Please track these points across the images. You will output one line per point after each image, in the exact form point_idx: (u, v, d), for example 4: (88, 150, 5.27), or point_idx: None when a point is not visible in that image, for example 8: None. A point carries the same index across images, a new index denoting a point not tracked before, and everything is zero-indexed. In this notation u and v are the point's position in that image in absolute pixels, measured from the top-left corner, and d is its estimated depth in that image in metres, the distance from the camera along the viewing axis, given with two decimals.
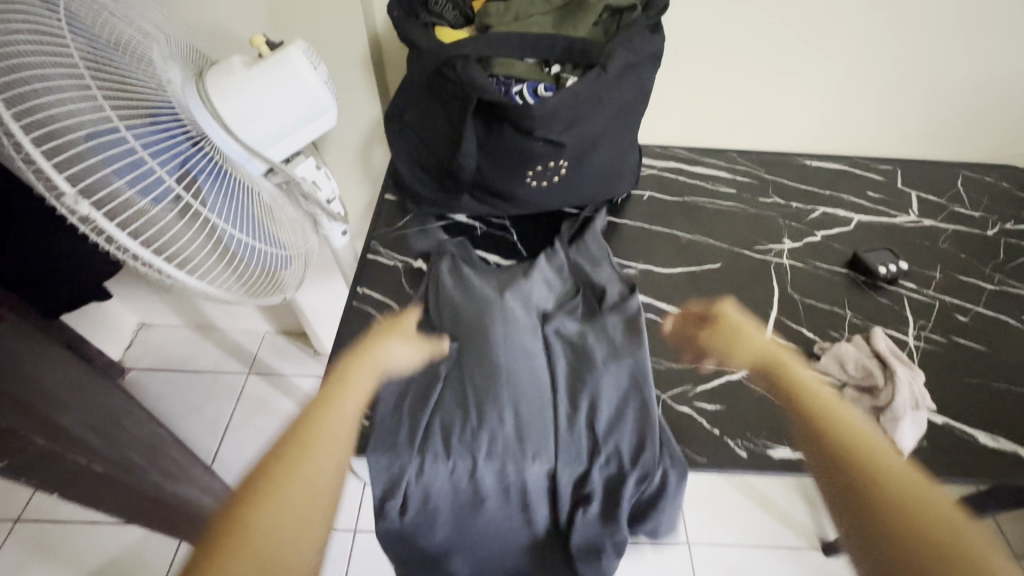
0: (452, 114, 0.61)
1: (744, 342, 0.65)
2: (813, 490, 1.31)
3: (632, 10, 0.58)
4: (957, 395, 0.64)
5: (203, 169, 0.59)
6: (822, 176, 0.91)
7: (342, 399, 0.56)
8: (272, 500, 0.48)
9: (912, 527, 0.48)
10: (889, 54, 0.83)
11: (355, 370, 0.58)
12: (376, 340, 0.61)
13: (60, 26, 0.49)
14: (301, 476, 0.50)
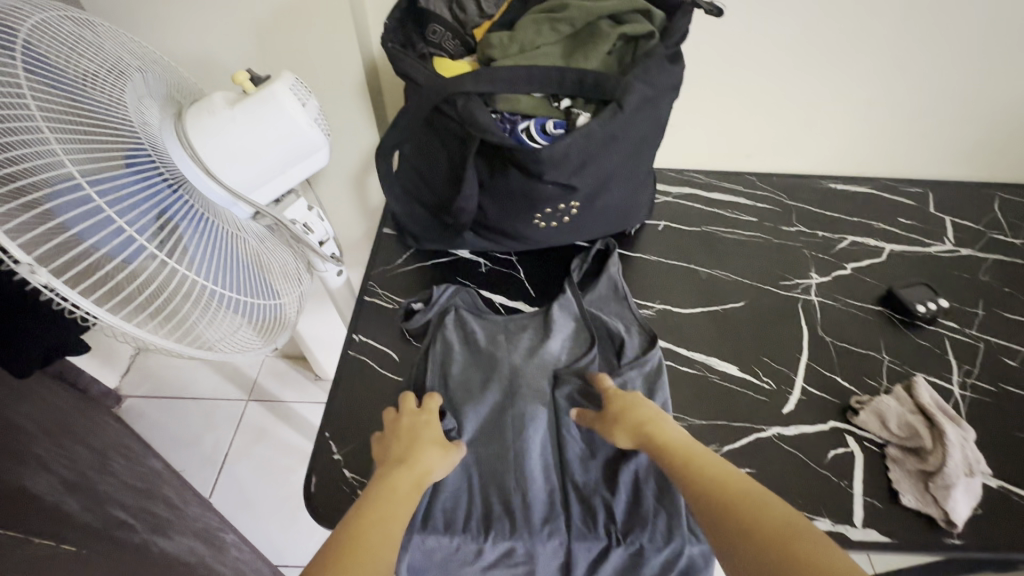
0: (452, 152, 0.56)
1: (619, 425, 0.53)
2: None
3: (648, 37, 0.52)
4: (1010, 453, 0.58)
5: (187, 215, 0.55)
6: (849, 201, 0.86)
7: (388, 511, 0.44)
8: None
9: (749, 524, 0.40)
10: (921, 72, 0.77)
11: (399, 481, 0.47)
12: (416, 448, 0.51)
13: (20, 66, 0.45)
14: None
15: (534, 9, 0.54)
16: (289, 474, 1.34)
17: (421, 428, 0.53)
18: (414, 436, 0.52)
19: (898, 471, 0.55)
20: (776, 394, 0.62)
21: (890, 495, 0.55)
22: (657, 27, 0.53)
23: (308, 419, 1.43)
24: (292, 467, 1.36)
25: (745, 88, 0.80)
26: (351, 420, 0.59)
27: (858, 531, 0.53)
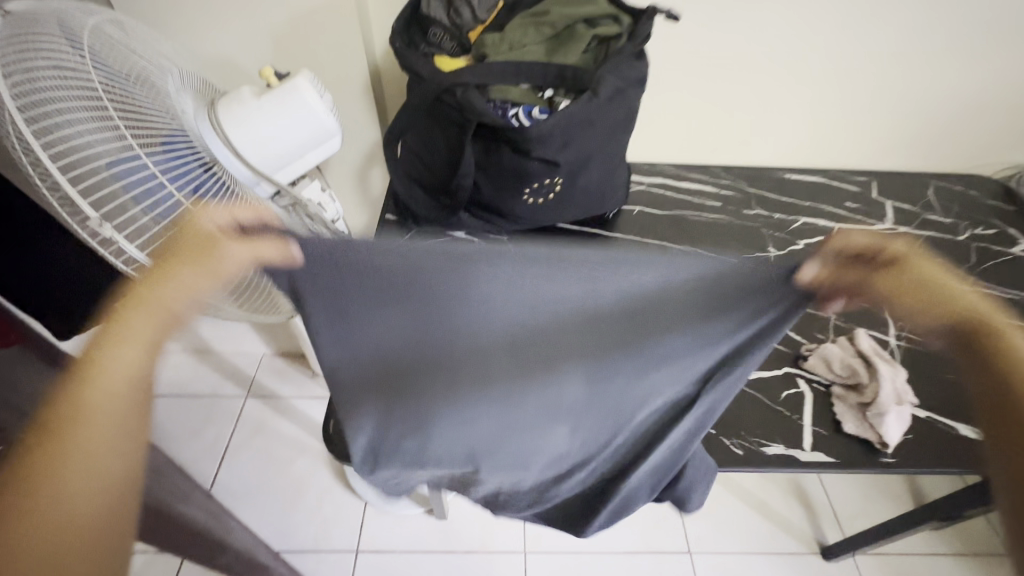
0: (452, 137, 0.65)
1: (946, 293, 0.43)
2: (810, 495, 1.33)
3: (618, 38, 0.62)
4: (938, 390, 0.68)
5: (216, 193, 0.61)
6: (803, 188, 0.96)
7: (118, 347, 0.42)
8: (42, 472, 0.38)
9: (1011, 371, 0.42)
10: (857, 74, 0.88)
11: (167, 298, 0.43)
12: (182, 246, 0.43)
13: (86, 65, 0.53)
14: (78, 459, 0.39)
15: (521, 15, 0.64)
16: (288, 465, 1.38)
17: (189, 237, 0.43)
18: (181, 246, 0.43)
19: (840, 405, 0.64)
20: None
21: (833, 425, 0.63)
22: (624, 30, 0.63)
23: (307, 413, 1.48)
24: (291, 458, 1.40)
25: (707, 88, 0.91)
26: None
27: (807, 454, 0.61)
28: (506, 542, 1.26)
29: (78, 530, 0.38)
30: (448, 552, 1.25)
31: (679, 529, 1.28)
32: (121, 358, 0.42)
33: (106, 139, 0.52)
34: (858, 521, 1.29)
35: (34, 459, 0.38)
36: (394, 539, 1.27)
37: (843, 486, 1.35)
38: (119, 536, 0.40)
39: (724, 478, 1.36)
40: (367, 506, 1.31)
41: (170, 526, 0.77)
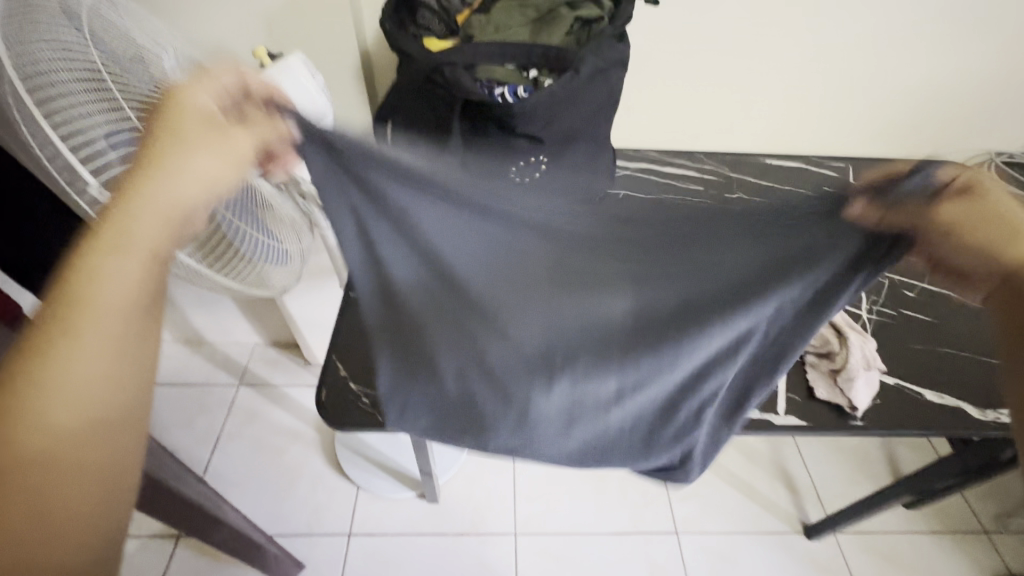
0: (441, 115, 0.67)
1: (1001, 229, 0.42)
2: (794, 477, 1.37)
3: (599, 20, 0.65)
4: (907, 359, 0.71)
5: None
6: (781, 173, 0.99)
7: (103, 273, 0.41)
8: (41, 388, 0.37)
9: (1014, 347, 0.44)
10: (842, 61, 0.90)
11: (151, 188, 0.43)
12: (181, 123, 0.45)
13: (87, 44, 0.54)
14: (66, 369, 0.38)
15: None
16: (281, 452, 1.40)
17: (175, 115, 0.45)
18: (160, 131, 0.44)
19: (813, 371, 0.67)
20: None
21: (806, 392, 0.66)
22: (606, 12, 0.66)
23: (300, 402, 1.49)
24: (283, 445, 1.41)
25: None
26: (355, 345, 0.70)
27: (781, 418, 0.64)
28: (497, 525, 1.28)
29: (89, 426, 0.38)
30: (440, 535, 1.27)
31: (666, 511, 1.30)
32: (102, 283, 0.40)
33: (103, 115, 0.55)
34: (840, 501, 1.32)
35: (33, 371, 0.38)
36: (387, 523, 1.29)
37: (826, 467, 1.38)
38: (136, 421, 0.41)
39: (711, 461, 1.39)
40: (360, 492, 1.33)
41: (163, 501, 0.79)
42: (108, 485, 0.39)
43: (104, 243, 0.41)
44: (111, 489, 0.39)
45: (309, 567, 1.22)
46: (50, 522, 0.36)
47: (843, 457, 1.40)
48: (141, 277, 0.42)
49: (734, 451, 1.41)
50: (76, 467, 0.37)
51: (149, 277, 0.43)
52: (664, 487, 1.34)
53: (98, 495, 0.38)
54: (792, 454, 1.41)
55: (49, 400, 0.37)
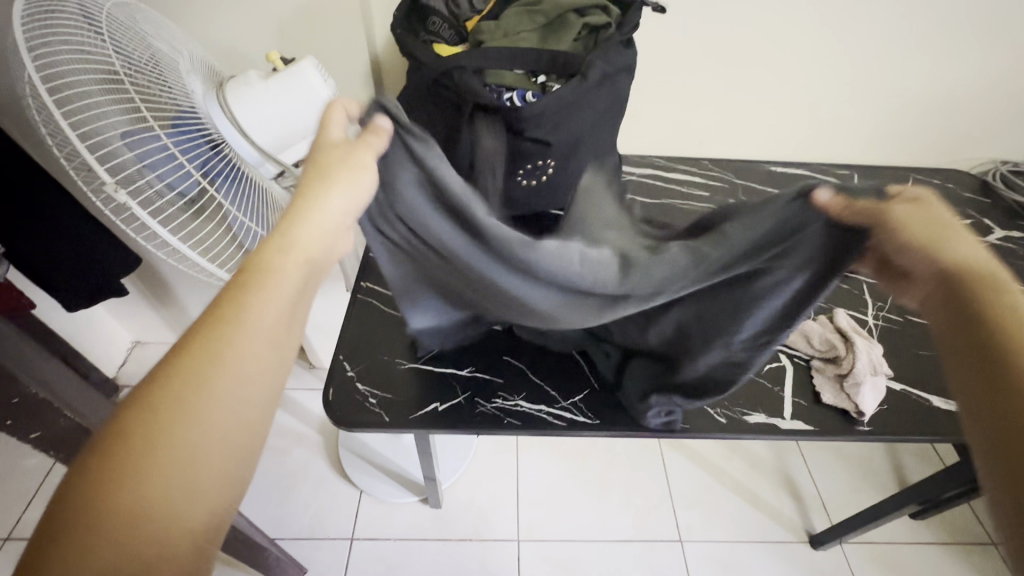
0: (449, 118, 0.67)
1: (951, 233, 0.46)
2: (800, 485, 1.36)
3: (607, 27, 0.66)
4: (913, 365, 0.71)
5: (221, 172, 0.65)
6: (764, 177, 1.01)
7: (258, 303, 0.43)
8: (203, 393, 0.38)
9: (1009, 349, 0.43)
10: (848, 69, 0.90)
11: (303, 234, 0.47)
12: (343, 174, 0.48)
13: (107, 49, 0.56)
14: (212, 387, 0.39)
15: (516, 5, 0.68)
16: (284, 455, 1.40)
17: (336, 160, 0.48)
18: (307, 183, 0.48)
19: (819, 376, 0.67)
20: None
21: (813, 397, 0.66)
22: (613, 20, 0.66)
23: (304, 405, 1.50)
24: (287, 448, 1.41)
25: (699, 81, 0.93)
26: (363, 346, 0.70)
27: (787, 423, 0.64)
28: (500, 531, 1.28)
29: (215, 447, 0.38)
30: (442, 540, 1.27)
31: (670, 519, 1.29)
32: (261, 310, 0.43)
33: (120, 115, 0.56)
34: (846, 510, 1.31)
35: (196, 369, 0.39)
36: (390, 527, 1.28)
37: (831, 476, 1.37)
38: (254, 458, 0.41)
39: (715, 469, 1.38)
40: (363, 496, 1.33)
41: None
42: (217, 519, 0.37)
43: (267, 270, 0.44)
44: (215, 520, 0.37)
45: (311, 571, 1.22)
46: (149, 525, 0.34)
47: (848, 465, 1.39)
48: (288, 322, 0.44)
49: (738, 458, 1.40)
50: (197, 484, 0.37)
51: (289, 308, 0.45)
52: (668, 494, 1.33)
53: (213, 522, 0.37)
54: (796, 462, 1.40)
55: (191, 420, 0.37)
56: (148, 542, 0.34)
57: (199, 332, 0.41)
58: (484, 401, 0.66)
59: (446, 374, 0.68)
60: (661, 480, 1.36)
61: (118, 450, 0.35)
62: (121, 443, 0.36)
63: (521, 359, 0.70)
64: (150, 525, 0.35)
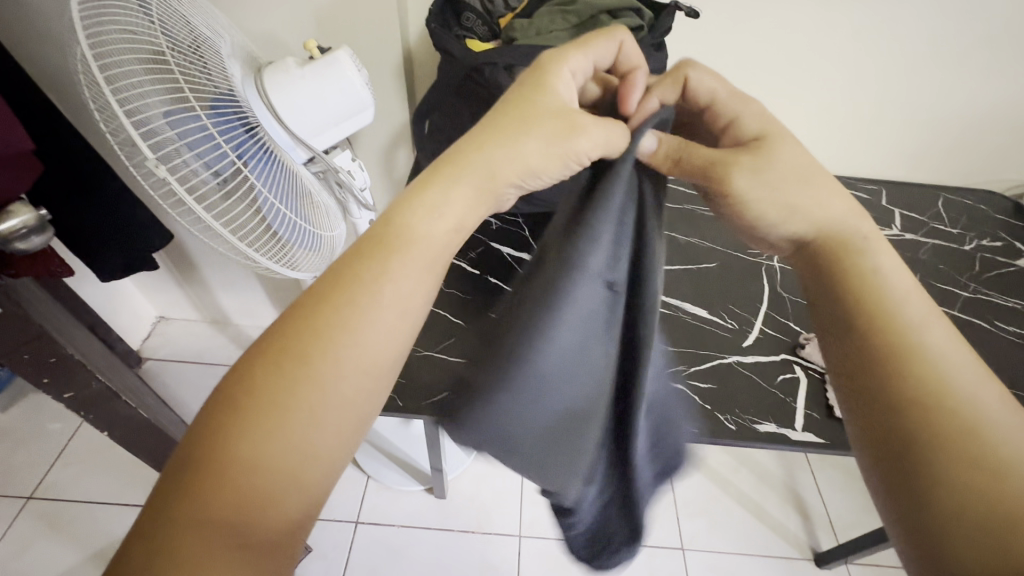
0: (476, 113, 0.70)
1: (803, 179, 0.44)
2: (807, 502, 1.34)
3: (640, 30, 0.66)
4: None
5: (255, 154, 0.67)
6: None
7: (375, 297, 0.40)
8: (281, 386, 0.37)
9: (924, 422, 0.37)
10: (892, 80, 0.87)
11: (476, 167, 0.42)
12: (516, 133, 0.42)
13: (155, 32, 0.58)
14: (333, 356, 0.38)
15: (550, 4, 0.69)
16: None
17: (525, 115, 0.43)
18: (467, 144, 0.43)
19: (834, 390, 0.67)
20: (738, 332, 0.75)
21: (827, 410, 0.66)
22: (647, 23, 0.67)
23: None
24: None
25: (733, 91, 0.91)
26: None
27: (798, 434, 0.64)
28: (501, 524, 1.29)
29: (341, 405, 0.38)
30: (444, 529, 1.28)
31: (672, 525, 1.29)
32: (388, 284, 0.40)
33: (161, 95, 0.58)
34: (854, 531, 1.29)
35: (275, 356, 0.38)
36: (393, 513, 1.30)
37: (841, 495, 1.35)
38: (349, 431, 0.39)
39: (722, 479, 1.37)
40: (370, 481, 1.35)
41: None
42: (302, 486, 0.37)
43: (387, 243, 0.41)
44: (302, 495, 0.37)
45: (316, 551, 1.24)
46: (261, 498, 0.35)
47: (858, 484, 1.37)
48: (394, 331, 0.40)
49: (746, 470, 1.39)
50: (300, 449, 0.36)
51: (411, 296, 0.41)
52: (672, 500, 1.33)
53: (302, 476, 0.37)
54: (806, 479, 1.38)
55: (300, 396, 0.37)
56: (300, 493, 0.37)
57: (290, 332, 0.38)
58: None
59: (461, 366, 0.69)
60: (665, 485, 1.36)
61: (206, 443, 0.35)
62: (239, 439, 0.35)
63: None
64: (270, 495, 0.35)
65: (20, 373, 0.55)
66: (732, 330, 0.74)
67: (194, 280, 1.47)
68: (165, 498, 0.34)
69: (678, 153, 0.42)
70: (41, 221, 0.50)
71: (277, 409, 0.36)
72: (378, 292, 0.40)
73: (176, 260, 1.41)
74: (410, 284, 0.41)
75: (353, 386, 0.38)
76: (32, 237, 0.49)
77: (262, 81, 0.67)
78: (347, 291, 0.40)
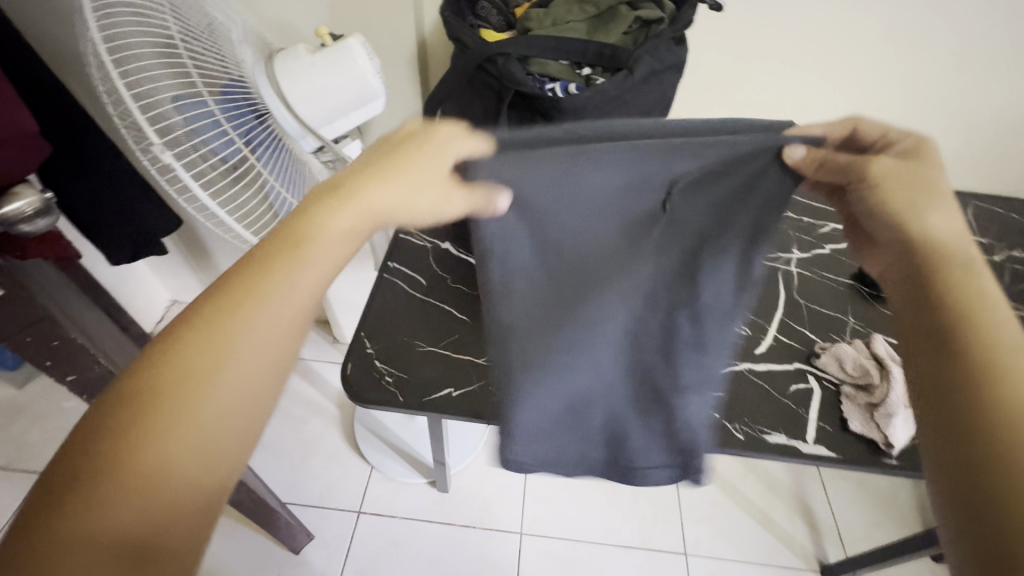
0: (489, 106, 0.68)
1: (921, 201, 0.43)
2: (816, 513, 1.31)
3: (659, 22, 0.64)
4: None
5: (264, 142, 0.66)
6: None
7: (254, 320, 0.39)
8: (180, 374, 0.36)
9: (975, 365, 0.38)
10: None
11: (366, 196, 0.43)
12: (406, 168, 0.44)
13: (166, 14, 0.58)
14: (240, 337, 0.38)
15: None
16: (302, 423, 1.43)
17: (410, 147, 0.45)
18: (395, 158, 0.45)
19: (848, 403, 0.64)
20: (750, 339, 0.72)
21: (840, 423, 0.64)
22: (667, 15, 0.64)
23: (323, 376, 1.53)
24: (305, 417, 1.45)
25: None
26: (384, 325, 0.71)
27: (808, 447, 0.61)
28: (503, 521, 1.28)
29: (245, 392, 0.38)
30: (444, 523, 1.28)
31: (676, 530, 1.27)
32: (298, 269, 0.41)
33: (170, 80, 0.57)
34: (864, 545, 1.26)
35: (172, 351, 0.37)
36: (396, 505, 1.30)
37: (852, 507, 1.32)
38: (247, 421, 0.38)
39: (729, 486, 1.35)
40: (374, 471, 1.35)
41: None
42: (205, 476, 0.36)
43: (286, 244, 0.41)
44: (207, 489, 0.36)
45: (318, 539, 1.25)
46: (158, 494, 0.34)
47: (871, 497, 1.33)
48: (299, 314, 0.41)
49: (754, 477, 1.36)
50: (192, 435, 0.36)
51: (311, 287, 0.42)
52: (677, 505, 1.31)
53: (201, 469, 0.36)
54: (816, 489, 1.35)
55: (197, 385, 0.36)
56: (187, 507, 0.35)
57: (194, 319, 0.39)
58: (498, 391, 0.65)
59: (464, 362, 0.68)
60: (671, 490, 1.34)
61: (90, 451, 0.34)
62: (135, 433, 0.34)
63: None
64: (145, 518, 0.34)
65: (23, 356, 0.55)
66: (744, 337, 0.72)
67: (207, 266, 1.49)
68: (51, 500, 0.33)
69: (819, 163, 0.46)
70: (46, 203, 0.50)
71: (165, 399, 0.36)
72: (285, 277, 0.40)
73: (190, 246, 1.43)
74: (312, 271, 0.41)
75: (252, 371, 0.38)
76: (37, 220, 0.49)
77: (272, 67, 0.66)
78: (249, 283, 0.40)
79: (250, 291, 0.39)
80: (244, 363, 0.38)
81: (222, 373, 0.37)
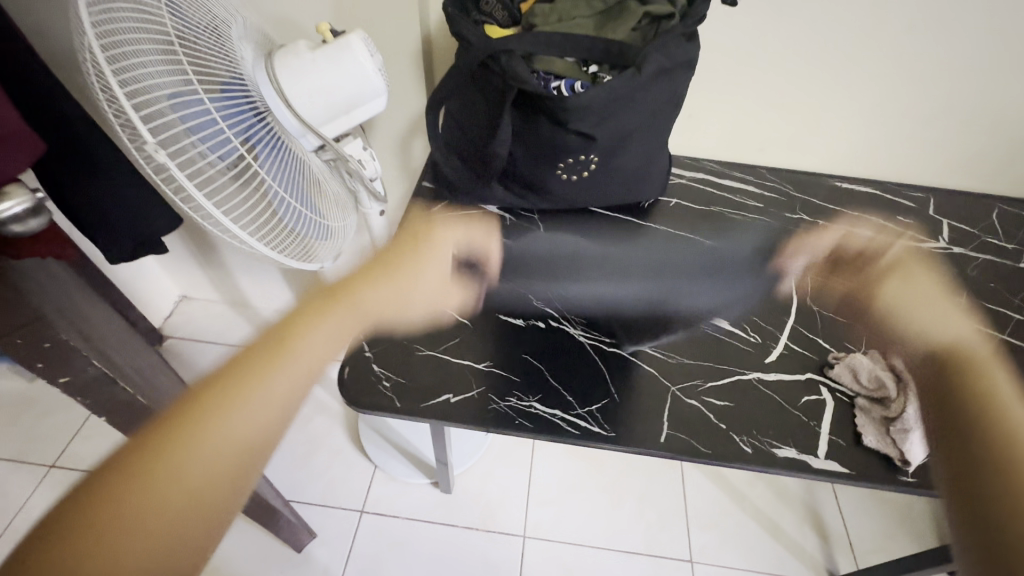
0: (492, 104, 0.66)
1: (945, 316, 0.55)
2: (826, 522, 1.28)
3: (669, 18, 0.61)
4: None
5: (264, 141, 0.65)
6: (778, 235, 0.84)
7: (268, 377, 0.44)
8: (196, 418, 0.41)
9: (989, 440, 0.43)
10: (949, 79, 0.80)
11: (359, 296, 0.53)
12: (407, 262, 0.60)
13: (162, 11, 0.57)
14: (252, 390, 0.43)
15: None
16: (306, 421, 1.43)
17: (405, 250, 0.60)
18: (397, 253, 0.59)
19: (863, 416, 0.62)
20: (761, 347, 0.70)
21: (853, 437, 0.61)
22: (678, 10, 0.62)
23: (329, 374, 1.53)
24: (309, 414, 1.45)
25: (768, 87, 0.85)
26: (384, 328, 0.70)
27: (820, 462, 0.59)
28: (506, 523, 1.27)
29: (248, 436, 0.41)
30: (447, 524, 1.27)
31: (682, 536, 1.25)
32: (306, 341, 0.47)
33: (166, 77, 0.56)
34: (876, 557, 1.23)
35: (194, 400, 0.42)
36: (399, 505, 1.30)
37: (864, 518, 1.28)
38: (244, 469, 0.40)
39: (737, 493, 1.32)
40: (377, 470, 1.35)
41: None
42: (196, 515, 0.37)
43: (299, 322, 0.48)
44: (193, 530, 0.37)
45: (320, 537, 1.25)
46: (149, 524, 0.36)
47: (883, 508, 1.30)
48: (303, 377, 0.46)
49: (763, 484, 1.33)
50: (190, 470, 0.38)
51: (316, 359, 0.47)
52: (683, 511, 1.29)
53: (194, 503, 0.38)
54: (827, 499, 1.32)
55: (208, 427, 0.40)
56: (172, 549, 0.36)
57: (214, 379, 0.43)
58: (498, 398, 0.64)
59: (464, 367, 0.66)
60: (677, 495, 1.31)
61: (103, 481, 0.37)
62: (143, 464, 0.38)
63: (543, 360, 0.68)
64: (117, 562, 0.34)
65: (16, 357, 0.55)
66: (754, 345, 0.70)
67: (214, 262, 1.49)
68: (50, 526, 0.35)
69: None
70: (36, 204, 0.49)
71: (174, 440, 0.39)
72: (296, 347, 0.46)
73: (198, 242, 1.43)
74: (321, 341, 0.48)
75: (254, 423, 0.42)
76: (28, 220, 0.48)
77: (272, 65, 0.65)
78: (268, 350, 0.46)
79: (264, 352, 0.45)
80: (254, 411, 0.42)
81: (231, 418, 0.41)
